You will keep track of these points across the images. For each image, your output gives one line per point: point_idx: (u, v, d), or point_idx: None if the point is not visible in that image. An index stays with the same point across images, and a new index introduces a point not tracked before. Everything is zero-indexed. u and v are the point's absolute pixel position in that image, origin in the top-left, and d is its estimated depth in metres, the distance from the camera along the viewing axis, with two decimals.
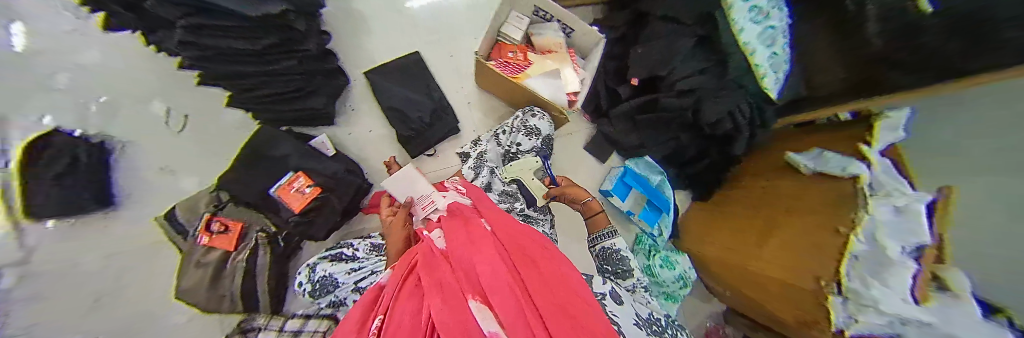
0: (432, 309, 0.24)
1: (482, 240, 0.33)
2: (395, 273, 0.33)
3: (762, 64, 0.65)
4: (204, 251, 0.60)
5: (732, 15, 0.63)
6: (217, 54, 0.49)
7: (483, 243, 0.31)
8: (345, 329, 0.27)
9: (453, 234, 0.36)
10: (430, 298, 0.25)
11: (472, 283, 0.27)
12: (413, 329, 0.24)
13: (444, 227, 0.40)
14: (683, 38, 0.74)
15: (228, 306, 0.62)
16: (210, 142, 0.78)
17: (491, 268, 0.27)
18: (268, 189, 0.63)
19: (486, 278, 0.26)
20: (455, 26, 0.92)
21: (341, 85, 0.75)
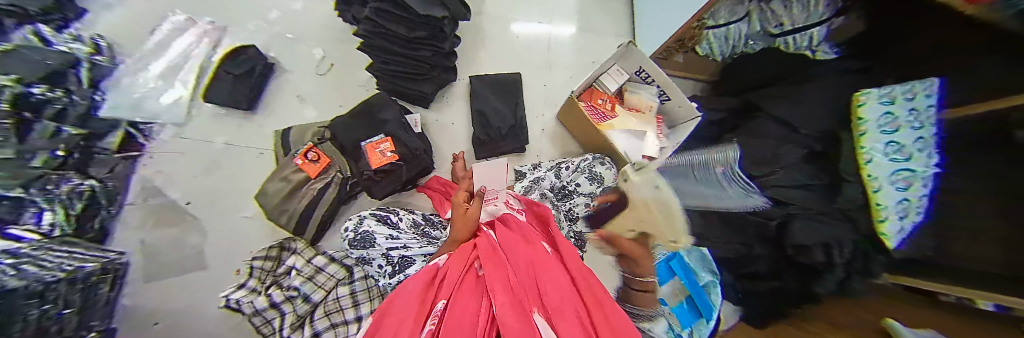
0: (495, 305, 0.23)
1: (544, 262, 0.34)
2: (458, 269, 0.34)
3: (881, 189, 0.45)
4: (297, 168, 0.74)
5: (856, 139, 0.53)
6: (380, 30, 0.69)
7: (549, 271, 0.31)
8: (406, 301, 0.29)
9: (517, 251, 0.36)
10: (494, 296, 0.25)
11: (533, 296, 0.27)
12: (471, 323, 0.23)
13: (507, 241, 0.41)
14: None
15: (287, 218, 0.75)
16: (331, 87, 0.91)
17: (555, 288, 0.27)
18: (360, 141, 0.73)
19: (552, 299, 0.25)
20: (556, 63, 1.02)
21: (448, 80, 0.87)
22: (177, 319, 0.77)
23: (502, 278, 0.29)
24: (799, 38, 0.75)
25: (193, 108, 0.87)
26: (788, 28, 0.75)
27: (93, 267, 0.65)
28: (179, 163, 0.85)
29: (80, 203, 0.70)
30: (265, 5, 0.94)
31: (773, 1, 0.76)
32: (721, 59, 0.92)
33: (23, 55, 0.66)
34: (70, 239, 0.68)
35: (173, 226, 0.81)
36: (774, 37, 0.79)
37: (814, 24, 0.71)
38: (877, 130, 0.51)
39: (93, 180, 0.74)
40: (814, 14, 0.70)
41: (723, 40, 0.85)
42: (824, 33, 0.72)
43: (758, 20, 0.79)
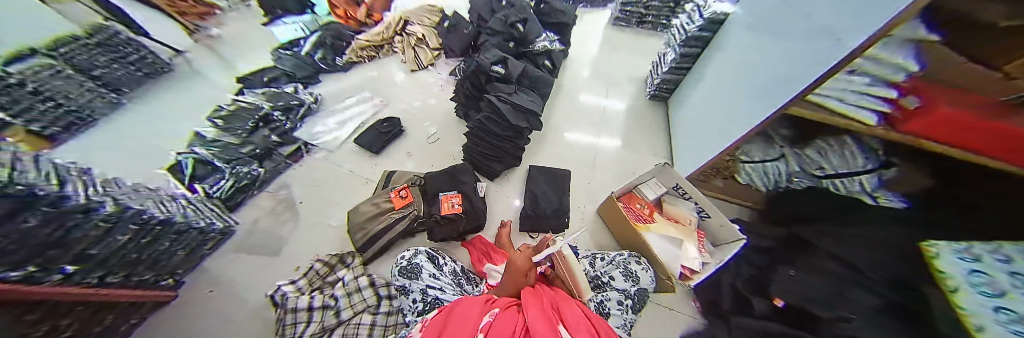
0: (534, 317, 0.36)
1: (571, 304, 0.45)
2: (504, 295, 0.47)
3: (989, 331, 0.40)
4: (386, 199, 0.96)
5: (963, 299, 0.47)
6: (481, 127, 1.03)
7: (576, 315, 0.42)
8: (472, 303, 0.43)
9: (551, 295, 0.48)
10: (534, 313, 0.38)
11: (560, 320, 0.39)
12: (517, 327, 0.36)
13: (540, 286, 0.53)
14: (865, 292, 0.60)
15: (359, 234, 0.91)
16: (431, 152, 1.24)
17: (577, 321, 0.39)
18: (439, 193, 0.95)
19: (576, 326, 0.38)
20: (603, 171, 1.23)
21: (513, 165, 1.13)
22: (225, 296, 0.88)
23: (539, 305, 0.42)
24: (849, 182, 0.80)
25: (342, 143, 1.27)
26: (833, 171, 0.82)
27: (216, 227, 0.90)
28: (312, 174, 1.17)
29: (244, 180, 1.04)
30: (416, 97, 1.47)
31: (807, 148, 0.85)
32: (765, 189, 0.98)
33: (281, 99, 1.25)
34: (218, 204, 0.98)
35: (276, 216, 1.04)
36: (820, 178, 0.85)
37: (862, 171, 0.78)
38: (967, 285, 0.47)
39: (262, 168, 1.10)
40: (854, 164, 0.78)
41: (761, 173, 0.94)
42: (878, 182, 0.76)
43: (796, 162, 0.87)
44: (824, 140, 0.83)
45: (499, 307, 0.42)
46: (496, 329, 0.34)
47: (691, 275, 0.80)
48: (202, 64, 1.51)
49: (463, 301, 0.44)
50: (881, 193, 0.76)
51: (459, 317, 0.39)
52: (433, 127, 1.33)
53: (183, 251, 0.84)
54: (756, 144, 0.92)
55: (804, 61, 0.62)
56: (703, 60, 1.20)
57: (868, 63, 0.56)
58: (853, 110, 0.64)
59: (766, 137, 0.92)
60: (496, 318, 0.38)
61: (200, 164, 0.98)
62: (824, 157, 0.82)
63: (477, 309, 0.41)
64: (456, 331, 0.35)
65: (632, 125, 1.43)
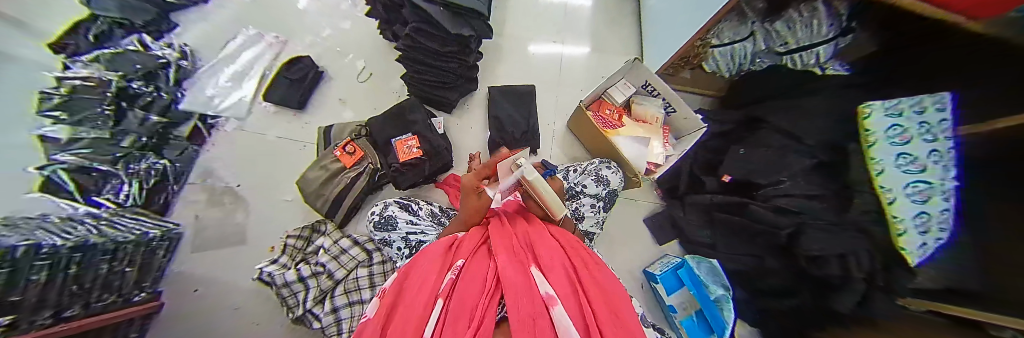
0: (502, 264, 0.33)
1: (542, 234, 0.44)
2: (473, 237, 0.45)
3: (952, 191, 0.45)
4: (334, 159, 0.85)
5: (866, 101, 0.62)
6: (414, 46, 0.80)
7: (547, 246, 0.40)
8: (437, 256, 0.39)
9: (521, 227, 0.46)
10: (503, 257, 0.35)
11: (531, 258, 0.37)
12: (484, 278, 0.32)
13: (509, 219, 0.50)
14: (802, 156, 0.72)
15: (321, 203, 0.85)
16: (369, 93, 1.04)
17: (550, 255, 0.37)
18: (391, 138, 0.83)
19: (548, 261, 0.36)
20: (569, 77, 1.12)
21: (468, 90, 0.98)
22: (216, 289, 0.88)
23: (508, 245, 0.39)
24: (806, 57, 0.68)
25: (254, 105, 1.02)
26: (794, 47, 0.67)
27: (154, 235, 0.79)
28: (235, 151, 0.98)
29: (154, 178, 0.87)
30: (321, 23, 1.10)
31: (777, 21, 0.65)
32: (730, 75, 0.91)
33: (129, 62, 0.90)
34: (142, 211, 0.85)
35: (222, 206, 0.93)
36: (782, 54, 0.72)
37: (821, 43, 0.61)
38: (885, 141, 0.59)
39: (165, 160, 0.91)
40: (818, 35, 0.61)
41: (728, 56, 0.82)
42: (833, 51, 0.63)
43: (762, 40, 0.71)
44: (797, 10, 0.60)
45: (464, 257, 0.39)
46: (461, 287, 0.31)
47: (654, 169, 0.85)
48: None
49: (427, 254, 0.41)
50: (830, 64, 0.66)
51: (418, 277, 0.35)
52: (359, 60, 1.07)
53: (135, 267, 0.74)
54: (727, 23, 0.73)
55: None
56: None
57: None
58: None
59: (739, 17, 0.69)
60: (462, 271, 0.35)
61: (76, 173, 0.73)
62: (789, 33, 0.65)
63: (440, 263, 0.38)
64: (413, 297, 0.31)
65: (597, 12, 1.22)
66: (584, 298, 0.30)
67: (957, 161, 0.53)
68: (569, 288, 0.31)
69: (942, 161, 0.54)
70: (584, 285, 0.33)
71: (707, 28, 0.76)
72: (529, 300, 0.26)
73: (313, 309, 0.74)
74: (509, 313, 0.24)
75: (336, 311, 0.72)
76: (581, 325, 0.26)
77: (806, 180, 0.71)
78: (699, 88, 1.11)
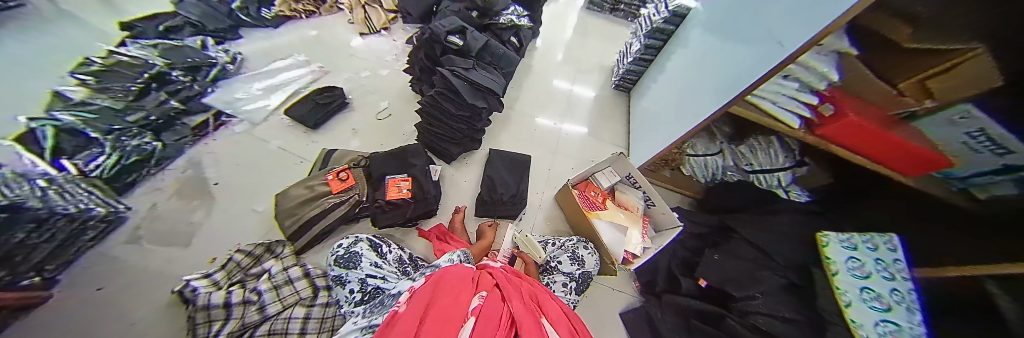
0: (517, 307, 0.35)
1: (544, 297, 0.46)
2: (484, 275, 0.46)
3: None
4: (322, 182, 0.86)
5: (822, 237, 0.69)
6: (435, 105, 0.94)
7: (550, 308, 0.42)
8: (458, 278, 0.40)
9: (523, 284, 0.48)
10: (516, 303, 0.37)
11: (539, 312, 0.39)
12: (502, 312, 0.33)
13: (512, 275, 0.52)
14: (769, 275, 0.72)
15: (291, 221, 0.82)
16: (382, 130, 1.13)
17: (556, 317, 0.39)
18: (385, 175, 0.87)
19: (555, 320, 0.38)
20: (564, 156, 1.24)
21: (472, 148, 1.08)
22: (119, 296, 0.75)
23: (518, 295, 0.41)
24: (769, 178, 0.90)
25: (272, 114, 1.09)
26: (758, 168, 0.91)
27: (97, 214, 0.73)
28: (231, 151, 0.99)
29: (133, 156, 0.84)
30: (365, 66, 1.29)
31: (741, 145, 0.94)
32: (704, 181, 1.07)
33: (185, 56, 1.04)
34: (99, 184, 0.78)
35: (186, 201, 0.89)
36: (748, 172, 0.95)
37: (780, 169, 0.88)
38: (846, 272, 0.61)
39: (158, 143, 0.90)
40: (777, 162, 0.88)
41: (703, 166, 1.02)
42: (790, 177, 0.88)
43: (731, 157, 0.96)
44: (755, 140, 0.93)
45: (485, 289, 0.39)
46: (491, 316, 0.31)
47: (631, 259, 0.87)
48: (71, 3, 1.15)
49: (449, 274, 0.40)
50: (792, 187, 0.88)
51: (445, 292, 0.34)
52: (384, 102, 1.20)
53: (54, 242, 0.67)
54: (701, 139, 1.00)
55: (749, 62, 0.66)
56: (665, 51, 1.21)
57: (800, 67, 0.58)
58: (781, 112, 0.68)
59: (710, 133, 1.00)
60: (485, 301, 0.35)
61: (64, 134, 0.76)
62: (751, 154, 0.92)
63: (464, 286, 0.37)
64: (442, 307, 0.30)
65: (596, 113, 1.44)
66: None
67: (919, 304, 0.52)
68: None
69: (904, 302, 0.53)
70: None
71: (678, 141, 0.94)
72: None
73: None
74: None
75: None
76: None
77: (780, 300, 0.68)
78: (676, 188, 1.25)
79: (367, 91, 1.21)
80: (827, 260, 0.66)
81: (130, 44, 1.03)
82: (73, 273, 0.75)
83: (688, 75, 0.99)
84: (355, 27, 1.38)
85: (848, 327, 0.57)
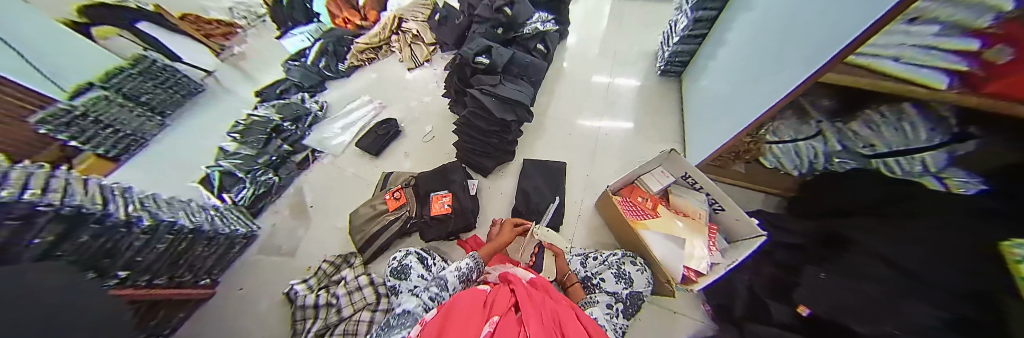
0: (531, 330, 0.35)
1: (568, 315, 0.44)
2: (503, 298, 0.47)
3: None
4: (381, 202, 1.00)
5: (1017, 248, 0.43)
6: (467, 122, 1.00)
7: (574, 327, 0.40)
8: (467, 305, 0.42)
9: (545, 302, 0.47)
10: (530, 326, 0.37)
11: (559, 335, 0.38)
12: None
13: (533, 291, 0.51)
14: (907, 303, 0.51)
15: (359, 235, 0.97)
16: (429, 151, 1.26)
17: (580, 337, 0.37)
18: (430, 192, 0.96)
19: None
20: (606, 159, 1.15)
21: (506, 160, 1.11)
22: (253, 294, 0.99)
23: (537, 316, 0.41)
24: (908, 163, 0.70)
25: (347, 146, 1.33)
26: (883, 149, 0.74)
27: (241, 232, 1.00)
28: (321, 179, 1.24)
29: (261, 188, 1.13)
30: (414, 96, 1.47)
31: (853, 123, 0.77)
32: (800, 172, 0.92)
33: (291, 110, 1.35)
34: (240, 209, 1.09)
35: (291, 221, 1.14)
36: (868, 157, 0.77)
37: (925, 148, 0.66)
38: None
39: (276, 177, 1.20)
40: (918, 140, 0.66)
41: (793, 155, 0.89)
42: (945, 160, 0.63)
43: (836, 138, 0.80)
44: (878, 111, 0.73)
45: (498, 314, 0.41)
46: None
47: (694, 277, 0.74)
48: (229, 82, 1.63)
49: (463, 302, 0.42)
50: (950, 173, 0.63)
51: (454, 324, 0.36)
52: (429, 125, 1.33)
53: (218, 248, 0.94)
54: (789, 121, 0.85)
55: (835, 26, 0.52)
56: (723, 21, 1.03)
57: (939, 4, 0.45)
58: (913, 69, 0.52)
59: (801, 113, 0.83)
60: (495, 328, 0.37)
61: (225, 176, 1.11)
62: (869, 132, 0.75)
63: (476, 315, 0.39)
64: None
65: (643, 109, 1.31)
66: None
67: None
68: None
69: None
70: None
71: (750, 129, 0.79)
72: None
73: None
74: None
75: None
76: None
77: None
78: (757, 186, 1.07)
79: (416, 117, 1.38)
80: (1018, 268, 0.41)
81: (259, 106, 1.41)
82: (230, 276, 1.04)
83: (759, 46, 0.81)
84: (406, 63, 1.60)
85: None
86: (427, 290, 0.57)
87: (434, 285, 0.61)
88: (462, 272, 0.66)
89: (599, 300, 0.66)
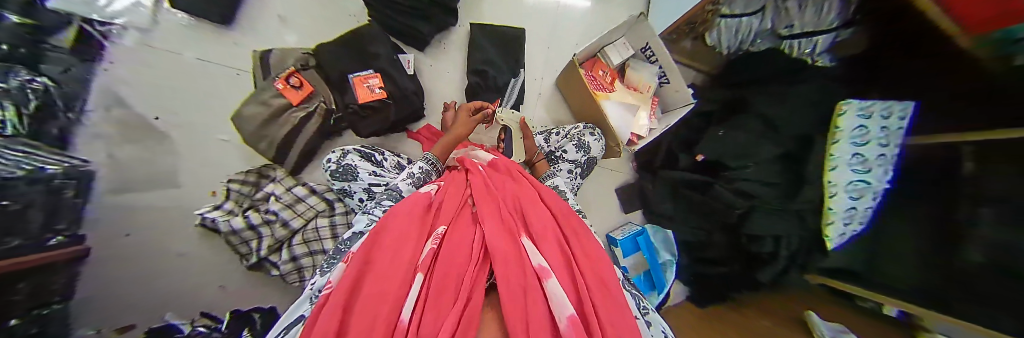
0: (489, 235, 0.34)
1: (528, 196, 0.45)
2: (455, 198, 0.44)
3: (836, 196, 0.69)
4: (275, 94, 0.72)
5: (841, 105, 0.69)
6: None
7: (536, 210, 0.42)
8: (412, 216, 0.37)
9: (505, 187, 0.47)
10: (488, 231, 0.36)
11: (521, 226, 0.39)
12: (470, 251, 0.33)
13: (494, 177, 0.50)
14: (771, 146, 0.78)
15: (265, 145, 0.75)
16: (320, 18, 0.90)
17: (542, 223, 0.39)
18: (348, 73, 0.71)
19: (538, 229, 0.38)
20: (566, 27, 1.01)
21: (448, 25, 0.85)
22: (149, 237, 0.78)
23: (495, 214, 0.40)
24: (805, 43, 0.73)
25: (160, 12, 0.79)
26: (797, 31, 0.73)
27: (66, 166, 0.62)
28: (144, 71, 0.78)
29: (34, 102, 0.57)
30: None
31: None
32: (726, 54, 0.91)
33: None
34: (28, 141, 0.56)
35: (137, 141, 0.77)
36: (783, 38, 0.77)
37: (822, 31, 0.68)
38: (848, 141, 0.68)
39: (44, 79, 0.59)
40: (823, 20, 0.68)
41: (732, 31, 0.84)
42: (829, 43, 0.69)
43: (772, 17, 0.77)
44: None
45: (446, 224, 0.38)
46: (445, 261, 0.31)
47: (636, 140, 0.84)
48: None
49: (400, 214, 0.37)
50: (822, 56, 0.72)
51: (386, 243, 0.32)
52: None
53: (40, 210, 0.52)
54: None
55: None
56: None
57: None
58: None
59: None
60: (443, 241, 0.35)
61: None
62: (797, 11, 0.72)
63: (419, 230, 0.36)
64: (386, 268, 0.29)
65: None
66: (575, 271, 0.33)
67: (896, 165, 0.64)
68: (559, 259, 0.34)
69: (886, 163, 0.66)
70: (578, 258, 0.36)
71: None
72: (523, 276, 0.29)
73: (268, 256, 0.72)
74: (500, 292, 0.27)
75: (295, 259, 0.71)
76: (571, 289, 0.30)
77: (769, 168, 0.79)
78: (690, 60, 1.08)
79: None
80: (836, 121, 0.69)
81: None
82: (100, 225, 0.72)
83: None
84: None
85: (822, 188, 0.71)
86: (379, 205, 0.49)
87: (386, 196, 0.52)
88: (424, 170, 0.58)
89: (561, 168, 0.73)
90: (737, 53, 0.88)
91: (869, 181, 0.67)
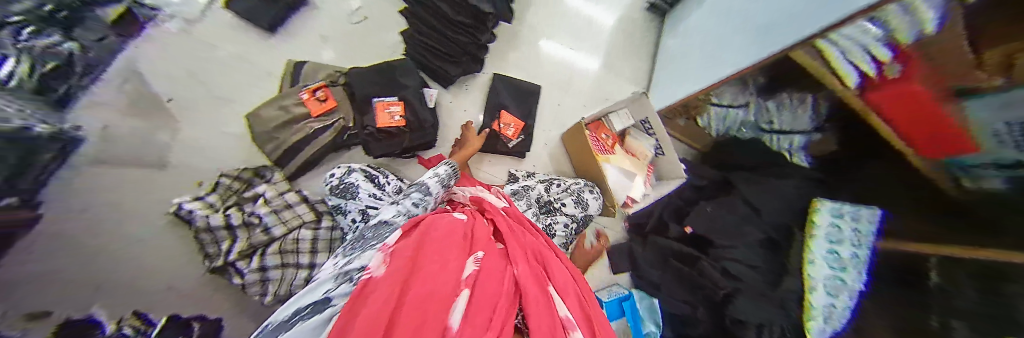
0: (524, 275, 0.31)
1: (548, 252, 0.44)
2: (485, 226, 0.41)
3: (815, 290, 0.71)
4: (298, 103, 0.75)
5: (817, 202, 0.74)
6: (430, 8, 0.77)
7: (557, 266, 0.40)
8: (450, 230, 0.33)
9: (525, 236, 0.45)
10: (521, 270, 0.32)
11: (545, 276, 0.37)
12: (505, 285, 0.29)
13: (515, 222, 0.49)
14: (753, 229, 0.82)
15: (272, 147, 0.75)
16: (358, 43, 0.94)
17: (564, 279, 0.37)
18: (372, 97, 0.75)
19: (563, 284, 0.36)
20: (580, 89, 1.11)
21: (474, 70, 0.92)
22: (113, 216, 0.73)
23: (523, 256, 0.37)
24: (781, 139, 0.82)
25: (212, 11, 0.85)
26: (776, 127, 0.82)
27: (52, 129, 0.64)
28: (174, 55, 0.81)
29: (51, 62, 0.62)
30: None
31: (770, 100, 0.80)
32: (716, 135, 1.00)
33: None
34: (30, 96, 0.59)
35: (142, 119, 0.77)
36: (764, 131, 0.86)
37: (798, 131, 0.77)
38: (822, 237, 0.72)
39: (72, 44, 0.66)
40: (798, 123, 0.76)
41: (721, 119, 0.93)
42: (805, 141, 0.77)
43: (754, 111, 0.85)
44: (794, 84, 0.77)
45: (483, 249, 0.33)
46: (484, 287, 0.26)
47: (631, 203, 0.87)
48: None
49: (442, 225, 0.33)
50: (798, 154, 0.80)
51: (430, 251, 0.28)
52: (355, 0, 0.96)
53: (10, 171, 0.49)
54: (732, 85, 0.83)
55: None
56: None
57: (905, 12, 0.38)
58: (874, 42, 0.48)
59: (743, 83, 0.81)
60: (482, 265, 0.30)
61: None
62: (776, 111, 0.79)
63: (459, 244, 0.31)
64: (432, 274, 0.24)
65: (621, 35, 1.19)
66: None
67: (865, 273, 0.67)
68: (581, 319, 0.31)
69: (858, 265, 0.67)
70: (594, 321, 0.34)
71: (711, 88, 0.82)
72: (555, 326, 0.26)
73: (236, 262, 0.66)
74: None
75: (264, 269, 0.66)
76: None
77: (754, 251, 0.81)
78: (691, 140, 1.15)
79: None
80: (811, 215, 0.74)
81: None
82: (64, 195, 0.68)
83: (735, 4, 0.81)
84: None
85: (802, 278, 0.74)
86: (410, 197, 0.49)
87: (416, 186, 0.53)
88: (441, 177, 0.58)
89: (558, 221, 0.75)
90: (726, 135, 0.97)
91: (847, 282, 0.67)
